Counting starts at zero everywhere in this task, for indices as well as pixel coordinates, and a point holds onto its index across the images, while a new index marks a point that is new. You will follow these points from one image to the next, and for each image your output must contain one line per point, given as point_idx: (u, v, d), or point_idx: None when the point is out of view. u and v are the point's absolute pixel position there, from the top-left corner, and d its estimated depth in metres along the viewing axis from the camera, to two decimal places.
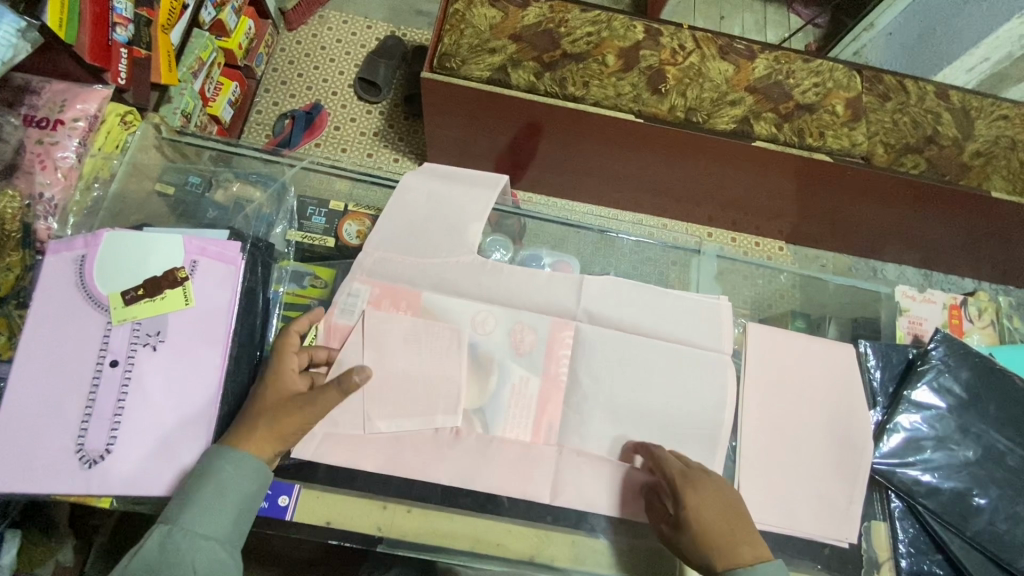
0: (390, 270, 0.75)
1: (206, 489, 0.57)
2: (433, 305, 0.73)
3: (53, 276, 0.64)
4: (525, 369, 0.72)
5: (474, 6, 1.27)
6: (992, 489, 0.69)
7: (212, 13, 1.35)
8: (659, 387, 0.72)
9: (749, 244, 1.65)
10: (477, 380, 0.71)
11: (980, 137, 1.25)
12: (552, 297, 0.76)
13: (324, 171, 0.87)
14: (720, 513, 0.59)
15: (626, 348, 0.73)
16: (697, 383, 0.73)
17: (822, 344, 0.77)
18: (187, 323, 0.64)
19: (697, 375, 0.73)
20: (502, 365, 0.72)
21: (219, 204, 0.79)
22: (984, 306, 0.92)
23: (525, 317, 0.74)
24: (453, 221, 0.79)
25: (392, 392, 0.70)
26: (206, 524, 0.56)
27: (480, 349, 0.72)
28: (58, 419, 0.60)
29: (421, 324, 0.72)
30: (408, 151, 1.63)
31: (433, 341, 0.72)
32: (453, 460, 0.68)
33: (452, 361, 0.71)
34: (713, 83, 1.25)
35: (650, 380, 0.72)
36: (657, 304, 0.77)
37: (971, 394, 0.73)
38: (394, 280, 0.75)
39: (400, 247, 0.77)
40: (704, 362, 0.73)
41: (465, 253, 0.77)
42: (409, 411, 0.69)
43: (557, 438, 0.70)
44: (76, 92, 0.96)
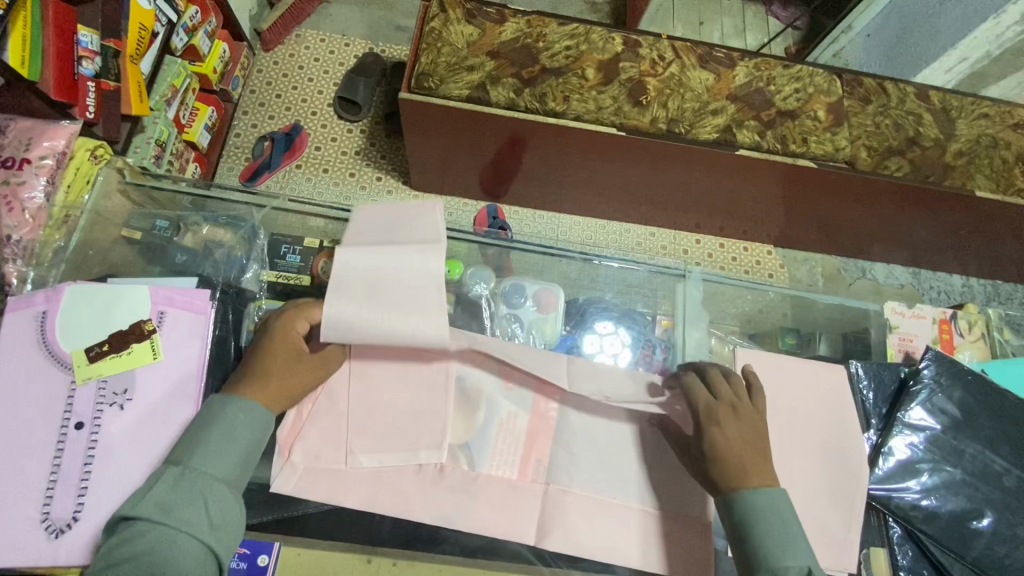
0: None
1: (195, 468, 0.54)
2: None
3: (12, 335, 0.61)
4: (513, 404, 0.71)
5: (451, 24, 1.25)
6: (991, 510, 0.68)
7: (184, 38, 1.32)
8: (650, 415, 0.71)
9: (738, 249, 1.64)
10: (465, 413, 0.70)
11: (963, 137, 1.24)
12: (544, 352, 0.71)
13: (293, 210, 0.84)
14: (745, 448, 0.61)
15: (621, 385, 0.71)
16: None
17: (815, 365, 0.75)
18: (156, 379, 0.62)
19: None
20: (491, 398, 0.70)
21: (188, 247, 0.76)
22: (974, 320, 0.91)
23: (517, 351, 0.71)
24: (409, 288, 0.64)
25: (381, 430, 0.67)
26: (215, 464, 0.55)
27: (469, 383, 0.70)
28: (21, 488, 0.57)
29: (406, 356, 0.69)
30: (391, 169, 1.60)
31: (419, 376, 0.69)
32: (438, 502, 0.65)
33: (439, 396, 0.69)
34: (694, 93, 1.24)
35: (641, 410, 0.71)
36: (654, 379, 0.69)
37: (964, 413, 0.72)
38: None
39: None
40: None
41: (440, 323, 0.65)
42: (391, 447, 0.67)
43: (544, 476, 0.68)
44: (43, 129, 0.93)
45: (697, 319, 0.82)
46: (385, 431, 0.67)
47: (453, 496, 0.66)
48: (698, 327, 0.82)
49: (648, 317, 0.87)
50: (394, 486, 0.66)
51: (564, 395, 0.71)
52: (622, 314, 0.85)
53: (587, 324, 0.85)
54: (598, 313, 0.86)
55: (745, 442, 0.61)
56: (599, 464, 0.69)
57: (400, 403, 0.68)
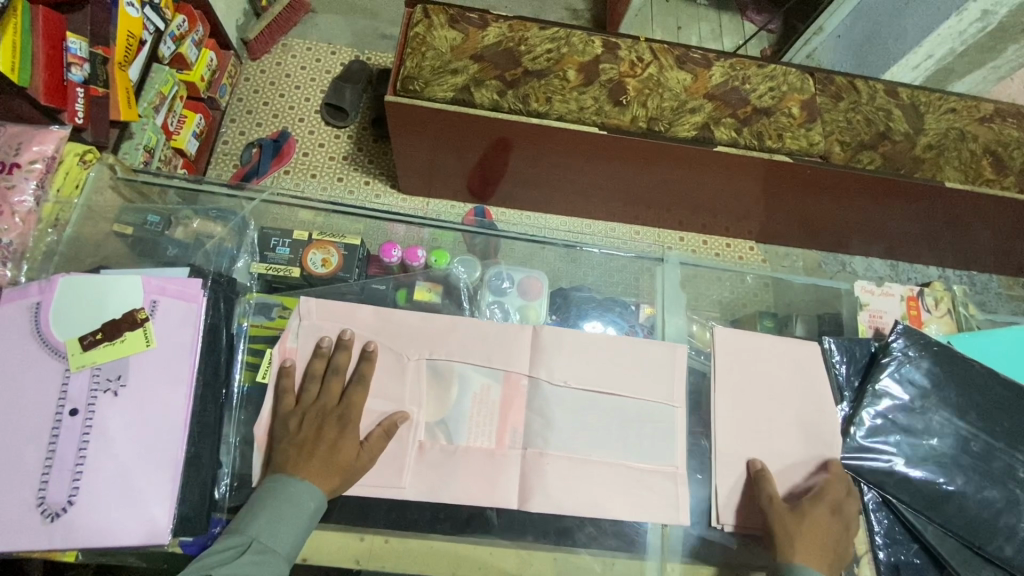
0: (337, 306, 0.73)
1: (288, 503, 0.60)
2: (387, 326, 0.73)
3: (8, 326, 0.63)
4: (484, 377, 0.72)
5: (435, 29, 1.29)
6: (961, 474, 0.71)
7: (172, 47, 1.34)
8: (614, 376, 0.74)
9: (719, 245, 1.68)
10: (437, 392, 0.71)
11: (931, 130, 1.29)
12: (506, 339, 0.74)
13: (286, 202, 0.88)
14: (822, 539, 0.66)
15: (584, 367, 0.74)
16: (647, 379, 0.74)
17: (785, 346, 0.79)
18: (149, 366, 0.63)
19: (649, 376, 0.74)
20: (462, 374, 0.72)
21: (179, 241, 0.78)
22: (940, 296, 0.95)
23: (488, 330, 0.74)
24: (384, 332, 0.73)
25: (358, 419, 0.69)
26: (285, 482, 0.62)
27: (441, 363, 0.72)
28: (17, 472, 0.58)
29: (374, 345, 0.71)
30: (379, 174, 1.63)
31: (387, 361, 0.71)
32: (430, 482, 0.67)
33: (410, 378, 0.71)
34: (672, 92, 1.28)
35: (605, 374, 0.74)
36: (608, 367, 0.74)
37: (933, 382, 0.76)
38: (342, 305, 0.73)
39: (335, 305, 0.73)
40: (657, 351, 0.76)
41: (406, 322, 0.74)
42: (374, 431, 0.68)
43: (521, 443, 0.70)
44: (31, 134, 0.94)
45: (675, 303, 0.86)
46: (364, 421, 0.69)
47: (432, 469, 0.67)
48: (676, 309, 0.85)
49: (633, 305, 0.88)
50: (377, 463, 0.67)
51: (534, 366, 0.73)
52: (604, 300, 0.88)
53: (573, 308, 0.87)
54: (582, 300, 0.88)
55: (824, 534, 0.66)
56: (578, 434, 0.70)
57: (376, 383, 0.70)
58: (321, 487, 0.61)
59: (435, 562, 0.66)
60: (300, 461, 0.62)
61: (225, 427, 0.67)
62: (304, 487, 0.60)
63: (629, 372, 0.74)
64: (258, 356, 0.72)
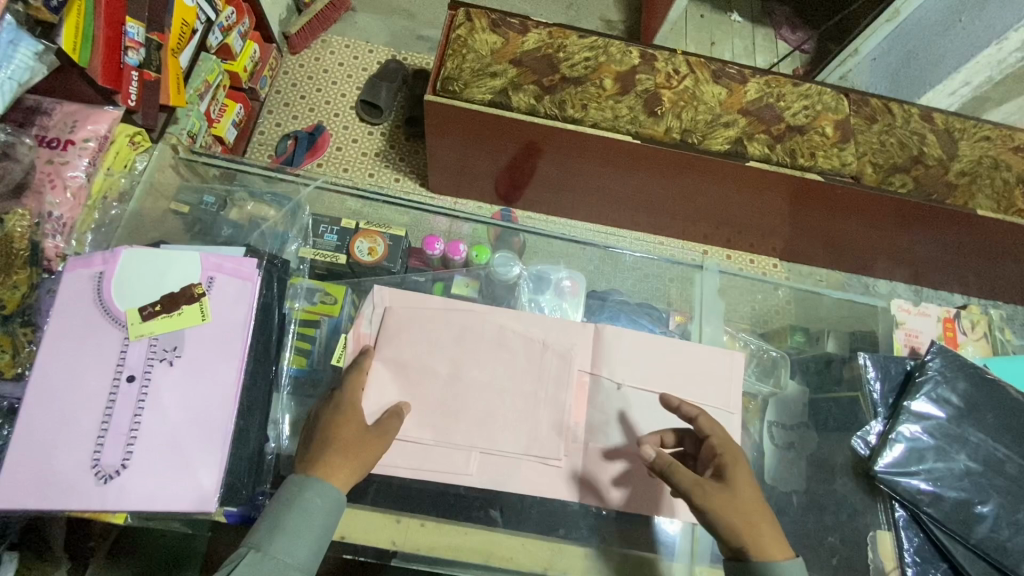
0: (410, 301, 0.77)
1: (292, 516, 0.57)
2: (466, 317, 0.76)
3: (72, 292, 0.65)
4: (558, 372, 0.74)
5: (476, 32, 1.31)
6: (994, 497, 0.72)
7: (219, 37, 1.37)
8: (676, 376, 0.76)
9: (744, 260, 1.68)
10: (518, 382, 0.73)
11: (965, 157, 1.29)
12: (570, 338, 0.77)
13: (336, 190, 0.95)
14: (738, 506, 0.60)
15: (646, 368, 0.76)
16: (708, 382, 0.76)
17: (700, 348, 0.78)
18: (204, 338, 0.65)
19: (708, 378, 0.76)
20: (541, 368, 0.74)
21: (233, 221, 0.86)
22: (977, 319, 0.98)
23: (552, 323, 0.77)
24: (469, 323, 0.76)
25: (438, 406, 0.71)
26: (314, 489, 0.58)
27: (522, 353, 0.75)
28: (75, 433, 0.60)
29: (457, 335, 0.75)
30: (410, 170, 1.65)
31: (525, 349, 0.75)
32: (487, 468, 0.69)
33: (491, 368, 0.74)
34: (707, 106, 1.29)
35: (669, 376, 0.76)
36: (670, 367, 0.76)
37: (967, 404, 0.77)
38: (413, 298, 0.78)
39: (409, 299, 0.77)
40: (716, 354, 0.78)
41: (482, 313, 0.77)
42: (458, 419, 0.71)
43: (584, 437, 0.72)
44: (87, 113, 0.91)
45: (713, 311, 0.89)
46: (447, 408, 0.71)
47: (499, 458, 0.70)
48: (714, 318, 0.88)
49: (664, 313, 0.91)
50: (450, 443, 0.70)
51: (599, 365, 0.76)
52: (641, 306, 0.90)
53: (607, 310, 0.88)
54: (618, 304, 0.89)
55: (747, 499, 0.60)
56: (638, 434, 0.72)
57: (503, 367, 0.74)
58: (336, 485, 0.60)
59: (466, 551, 0.67)
60: (318, 455, 0.61)
61: (274, 400, 0.72)
62: (316, 499, 0.58)
63: (689, 373, 0.76)
64: (306, 341, 0.77)
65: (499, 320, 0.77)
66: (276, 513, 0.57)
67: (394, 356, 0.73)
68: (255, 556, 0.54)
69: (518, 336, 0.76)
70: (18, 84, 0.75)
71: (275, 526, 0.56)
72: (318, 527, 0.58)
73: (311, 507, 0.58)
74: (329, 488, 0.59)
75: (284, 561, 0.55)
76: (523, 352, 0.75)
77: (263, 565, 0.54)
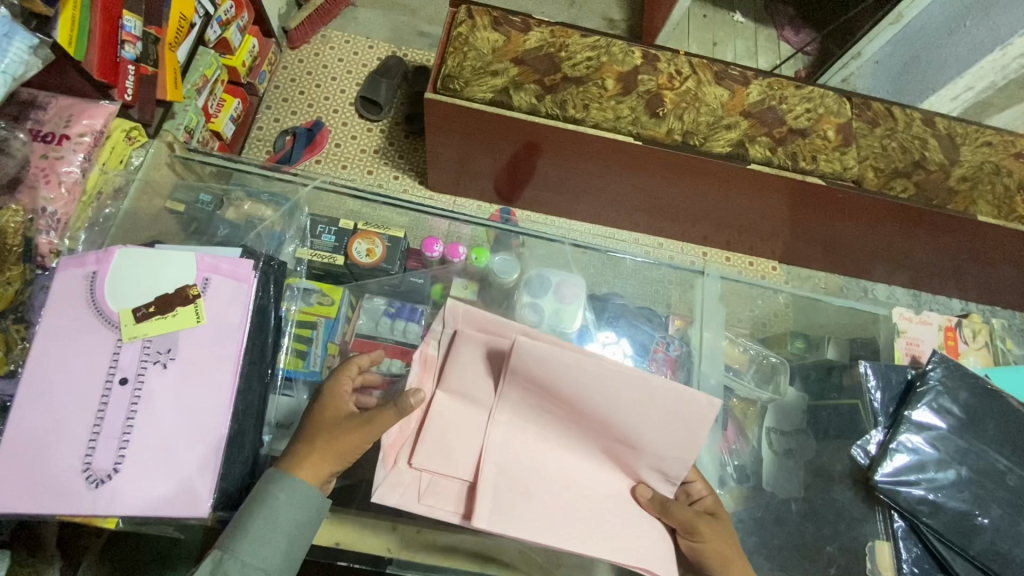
0: (485, 325, 0.72)
1: (259, 516, 0.57)
2: (547, 360, 0.66)
3: (65, 292, 0.64)
4: (638, 436, 0.65)
5: (478, 30, 1.30)
6: (995, 509, 0.72)
7: (218, 31, 1.35)
8: (606, 424, 0.66)
9: (744, 263, 1.67)
10: (586, 439, 0.68)
11: (967, 162, 1.28)
12: (652, 396, 0.65)
13: (334, 191, 0.95)
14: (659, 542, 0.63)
15: (590, 413, 0.66)
16: (637, 437, 0.65)
17: (658, 404, 0.65)
18: (198, 340, 0.64)
19: (640, 436, 0.65)
20: (609, 427, 0.66)
21: (230, 221, 0.87)
22: (978, 328, 0.98)
23: (641, 377, 0.65)
24: (548, 369, 0.65)
25: (496, 450, 0.66)
26: (292, 493, 0.59)
27: (595, 412, 0.66)
28: (67, 436, 0.59)
29: (534, 378, 0.66)
30: (409, 168, 1.64)
31: (604, 408, 0.66)
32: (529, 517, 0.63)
33: (554, 418, 0.68)
34: (709, 107, 1.28)
35: (607, 424, 0.66)
36: (603, 418, 0.66)
37: (968, 415, 0.77)
38: (489, 321, 0.72)
39: (480, 323, 0.72)
40: (666, 412, 0.65)
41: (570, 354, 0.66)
42: (512, 464, 0.66)
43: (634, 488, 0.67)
44: (82, 107, 0.89)
45: (713, 317, 0.89)
46: (505, 453, 0.67)
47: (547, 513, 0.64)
48: (714, 323, 0.88)
49: (664, 317, 0.90)
50: (503, 500, 0.64)
51: (550, 394, 0.67)
52: (639, 311, 0.90)
53: (609, 314, 0.89)
54: (619, 308, 0.90)
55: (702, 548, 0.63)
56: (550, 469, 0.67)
57: (581, 420, 0.68)
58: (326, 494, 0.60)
59: (461, 557, 0.67)
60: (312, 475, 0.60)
61: (269, 402, 0.72)
62: (284, 497, 0.58)
63: (619, 430, 0.66)
64: (303, 342, 0.78)
65: (586, 366, 0.65)
66: (242, 514, 0.57)
67: (459, 390, 0.69)
68: (229, 562, 0.55)
69: (609, 398, 0.65)
70: (13, 79, 0.73)
71: (239, 526, 0.57)
72: (289, 527, 0.58)
73: (279, 507, 0.58)
74: (307, 492, 0.59)
75: (251, 565, 0.55)
76: (603, 411, 0.66)
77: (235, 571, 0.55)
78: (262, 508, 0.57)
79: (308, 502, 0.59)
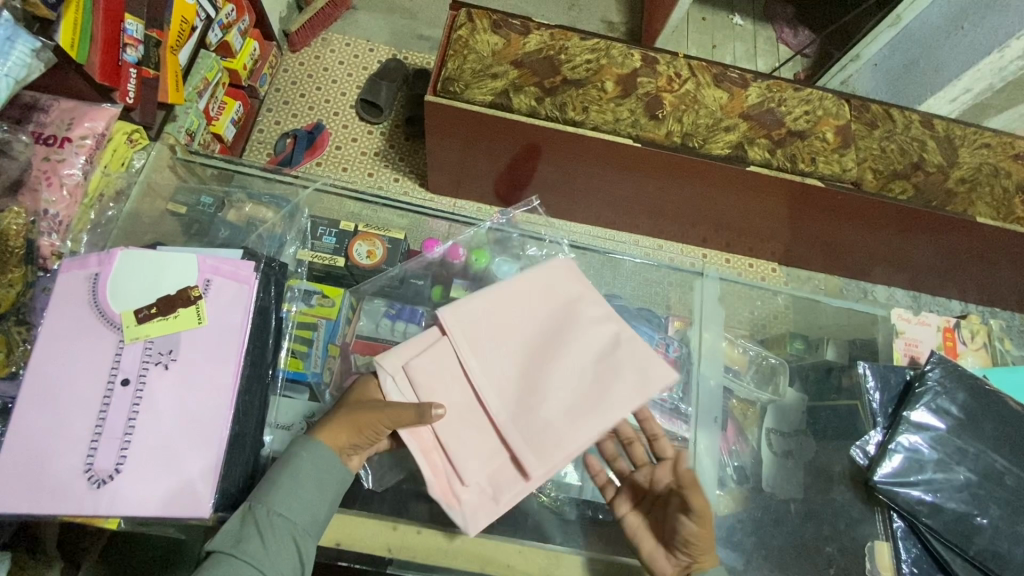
0: (426, 352, 0.71)
1: (287, 474, 0.62)
2: (479, 323, 0.74)
3: (68, 293, 0.65)
4: (587, 331, 0.75)
5: (478, 33, 1.31)
6: (994, 509, 0.72)
7: (219, 35, 1.36)
8: (562, 347, 0.73)
9: (743, 264, 1.68)
10: (567, 355, 0.73)
11: (964, 164, 1.29)
12: (572, 300, 0.78)
13: (335, 193, 0.97)
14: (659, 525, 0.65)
15: (542, 340, 0.74)
16: (587, 335, 0.74)
17: (574, 303, 0.77)
18: (199, 341, 0.65)
19: (589, 333, 0.75)
20: (567, 338, 0.74)
21: (231, 223, 0.88)
22: (976, 329, 0.98)
23: (552, 285, 0.79)
24: (487, 328, 0.74)
25: (522, 428, 0.68)
26: (317, 453, 0.63)
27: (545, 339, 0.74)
28: (69, 436, 0.60)
29: (485, 347, 0.72)
30: (409, 171, 1.64)
31: (547, 331, 0.75)
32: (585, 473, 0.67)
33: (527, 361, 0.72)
34: (708, 110, 1.28)
35: (565, 341, 0.74)
36: (558, 342, 0.74)
37: (966, 415, 0.77)
38: (425, 340, 0.73)
39: (419, 346, 0.72)
40: (589, 309, 0.77)
41: (492, 308, 0.75)
42: (538, 428, 0.68)
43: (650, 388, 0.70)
44: (84, 110, 0.89)
45: (712, 319, 0.88)
46: (525, 422, 0.68)
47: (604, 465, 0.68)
48: (713, 326, 0.87)
49: (664, 318, 0.92)
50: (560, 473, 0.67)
51: (510, 352, 0.73)
52: (639, 311, 0.91)
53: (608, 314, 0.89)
54: (620, 308, 0.90)
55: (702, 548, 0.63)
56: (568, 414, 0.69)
57: (544, 357, 0.73)
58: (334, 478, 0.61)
59: (462, 558, 0.67)
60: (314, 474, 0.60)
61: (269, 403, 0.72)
62: (309, 456, 0.63)
63: (573, 343, 0.74)
64: (304, 342, 0.80)
65: (511, 307, 0.76)
66: (274, 472, 0.62)
67: (452, 412, 0.69)
68: (258, 511, 0.59)
69: (543, 320, 0.75)
70: (16, 82, 0.73)
71: (271, 480, 0.61)
72: (314, 484, 0.62)
73: (303, 465, 0.62)
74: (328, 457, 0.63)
75: (279, 514, 0.59)
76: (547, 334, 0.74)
77: (263, 518, 0.59)
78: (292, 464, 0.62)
79: (332, 466, 0.63)
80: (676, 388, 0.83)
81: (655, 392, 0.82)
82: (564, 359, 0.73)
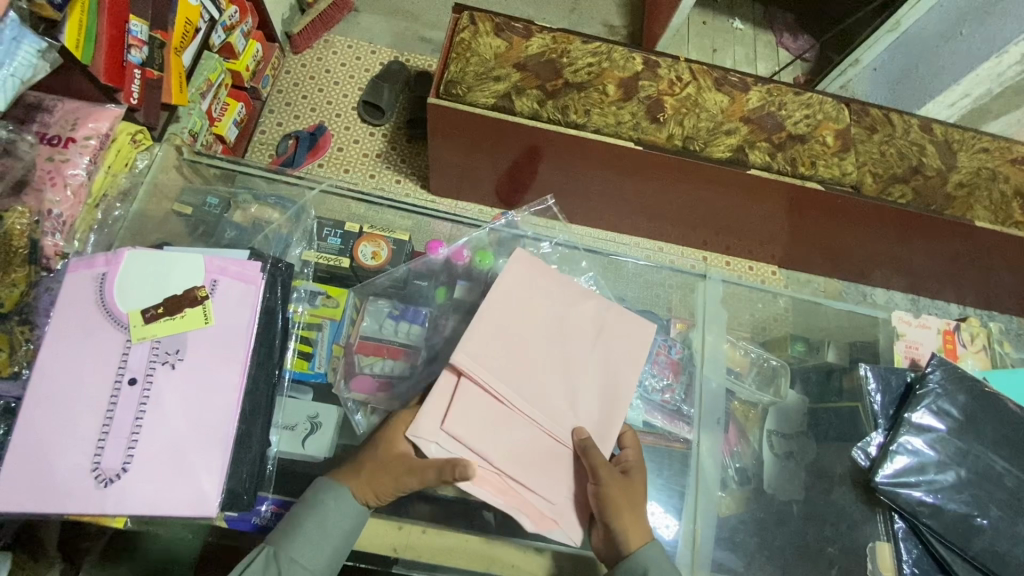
0: (453, 417, 0.68)
1: (309, 517, 0.63)
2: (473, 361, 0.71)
3: (75, 293, 0.65)
4: (546, 301, 0.78)
5: (480, 36, 1.31)
6: (994, 509, 0.73)
7: (222, 36, 1.36)
8: (534, 330, 0.76)
9: (743, 267, 1.68)
10: (546, 328, 0.77)
11: (963, 169, 1.30)
12: (521, 287, 0.78)
13: (340, 194, 0.97)
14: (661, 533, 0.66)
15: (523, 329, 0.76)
16: (547, 308, 0.78)
17: (520, 284, 0.78)
18: (206, 341, 0.65)
19: (548, 304, 0.78)
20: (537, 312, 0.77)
21: (238, 224, 0.88)
22: (976, 331, 0.99)
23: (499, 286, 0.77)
24: (484, 356, 0.72)
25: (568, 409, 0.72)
26: (339, 499, 0.65)
27: (521, 326, 0.76)
28: (76, 436, 0.60)
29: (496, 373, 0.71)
30: (411, 172, 1.65)
31: (523, 326, 0.76)
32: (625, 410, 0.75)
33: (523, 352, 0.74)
34: (709, 113, 1.29)
35: (536, 318, 0.77)
36: (533, 326, 0.76)
37: (967, 417, 0.78)
38: (443, 404, 0.69)
39: (440, 413, 0.68)
40: (534, 288, 0.79)
41: (471, 339, 0.73)
42: (575, 394, 0.74)
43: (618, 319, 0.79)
44: (88, 111, 0.88)
45: (716, 319, 0.89)
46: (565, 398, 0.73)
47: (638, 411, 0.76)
48: (716, 326, 0.88)
49: (665, 320, 0.91)
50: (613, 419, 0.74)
51: (511, 360, 0.73)
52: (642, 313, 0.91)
53: None
54: None
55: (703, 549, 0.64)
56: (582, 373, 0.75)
57: (532, 348, 0.75)
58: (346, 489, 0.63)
59: (466, 557, 0.68)
60: None
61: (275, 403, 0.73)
62: (332, 501, 0.64)
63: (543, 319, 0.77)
64: (308, 344, 0.80)
65: (483, 324, 0.75)
66: (296, 517, 0.64)
67: (509, 448, 0.69)
68: (277, 555, 0.61)
69: (511, 317, 0.76)
70: (21, 82, 0.73)
71: (291, 526, 0.63)
72: (337, 532, 0.64)
73: (327, 511, 0.64)
74: (349, 501, 0.65)
75: (296, 560, 0.61)
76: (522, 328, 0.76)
77: (281, 563, 0.60)
78: (313, 511, 0.64)
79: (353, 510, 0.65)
80: (678, 389, 0.83)
81: (657, 393, 0.82)
82: (549, 335, 0.76)
